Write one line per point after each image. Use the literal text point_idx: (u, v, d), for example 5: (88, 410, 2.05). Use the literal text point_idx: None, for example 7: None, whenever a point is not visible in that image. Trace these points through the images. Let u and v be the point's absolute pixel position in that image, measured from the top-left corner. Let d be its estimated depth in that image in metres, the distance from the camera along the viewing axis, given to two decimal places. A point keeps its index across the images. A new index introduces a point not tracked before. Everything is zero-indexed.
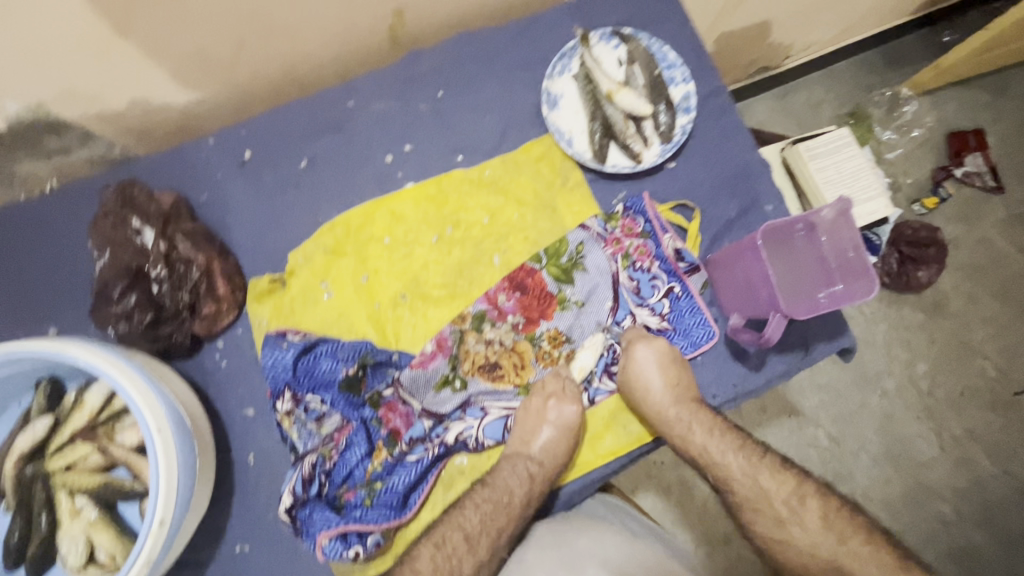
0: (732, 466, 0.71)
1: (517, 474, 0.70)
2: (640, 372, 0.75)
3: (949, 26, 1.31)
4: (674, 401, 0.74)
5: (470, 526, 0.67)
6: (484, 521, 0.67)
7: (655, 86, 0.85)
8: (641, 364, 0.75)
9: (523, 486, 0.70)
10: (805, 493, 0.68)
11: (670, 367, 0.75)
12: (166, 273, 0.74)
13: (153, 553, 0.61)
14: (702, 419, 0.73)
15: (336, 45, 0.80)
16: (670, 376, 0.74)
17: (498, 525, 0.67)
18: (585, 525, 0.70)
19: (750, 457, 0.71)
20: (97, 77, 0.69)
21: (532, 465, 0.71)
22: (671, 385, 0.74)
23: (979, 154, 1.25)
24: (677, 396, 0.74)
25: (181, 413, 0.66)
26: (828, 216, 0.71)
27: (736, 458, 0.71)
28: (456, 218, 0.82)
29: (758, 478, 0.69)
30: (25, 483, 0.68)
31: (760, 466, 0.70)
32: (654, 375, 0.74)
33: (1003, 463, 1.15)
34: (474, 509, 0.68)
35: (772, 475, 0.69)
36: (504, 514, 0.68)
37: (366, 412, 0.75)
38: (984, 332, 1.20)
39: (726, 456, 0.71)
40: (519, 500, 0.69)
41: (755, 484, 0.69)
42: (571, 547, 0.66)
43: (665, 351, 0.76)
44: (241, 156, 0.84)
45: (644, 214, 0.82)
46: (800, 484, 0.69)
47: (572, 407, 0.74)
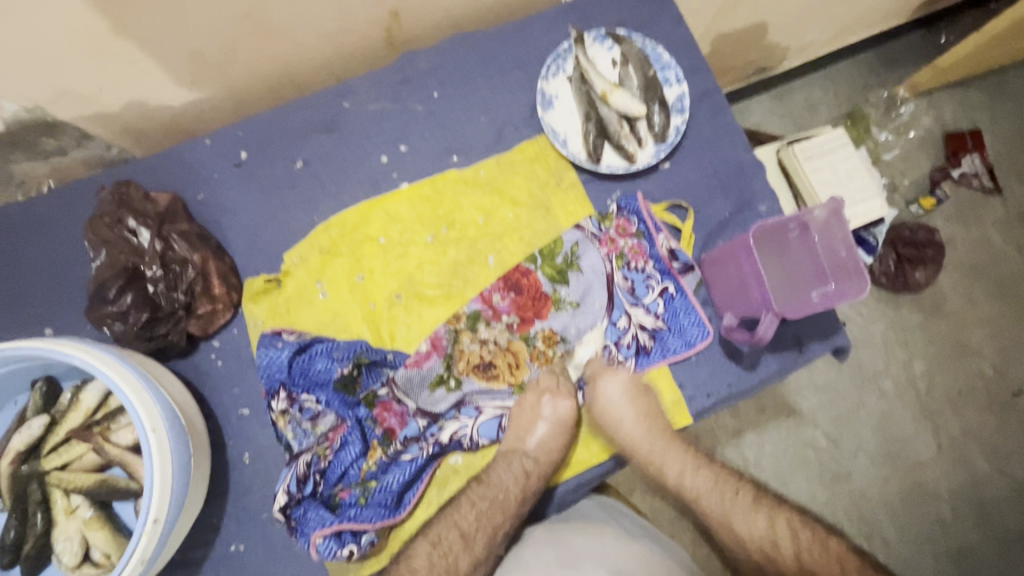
0: (707, 506, 0.70)
1: (513, 471, 0.71)
2: (607, 406, 0.75)
3: (945, 28, 1.31)
4: (647, 435, 0.74)
5: (466, 524, 0.67)
6: (480, 519, 0.67)
7: (649, 87, 0.85)
8: (608, 399, 0.75)
9: (518, 483, 0.70)
10: (778, 530, 0.66)
11: (639, 398, 0.76)
12: (162, 273, 0.74)
13: (147, 551, 0.61)
14: (674, 454, 0.73)
15: (332, 46, 0.80)
16: (640, 407, 0.75)
17: (495, 523, 0.67)
18: (580, 527, 0.70)
19: (724, 496, 0.69)
20: (94, 79, 0.70)
21: (528, 462, 0.71)
22: (641, 415, 0.75)
23: (976, 155, 1.25)
24: (647, 429, 0.74)
25: (176, 412, 0.66)
26: (820, 216, 0.71)
27: (713, 493, 0.70)
28: (451, 218, 0.83)
29: (732, 518, 0.68)
30: (22, 481, 0.68)
31: (735, 506, 0.68)
32: (625, 410, 0.75)
33: (1001, 463, 1.15)
34: (470, 508, 0.68)
35: (745, 516, 0.67)
36: (501, 511, 0.68)
37: (361, 411, 0.76)
38: (982, 332, 1.20)
39: (702, 497, 0.70)
40: (515, 498, 0.69)
41: (728, 530, 0.67)
42: (566, 545, 0.66)
43: (631, 380, 0.76)
44: (237, 157, 0.84)
45: (638, 214, 0.83)
46: (773, 520, 0.67)
47: (566, 402, 0.75)
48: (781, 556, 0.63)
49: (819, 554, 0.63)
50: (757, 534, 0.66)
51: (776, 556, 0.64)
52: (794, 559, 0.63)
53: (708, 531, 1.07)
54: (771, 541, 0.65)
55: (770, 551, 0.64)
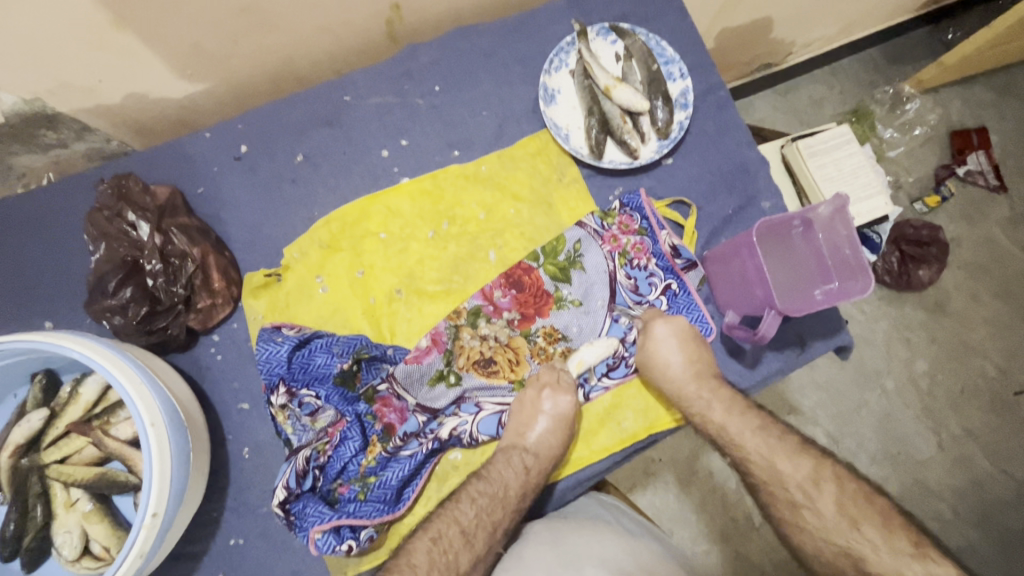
0: (749, 447, 0.68)
1: (513, 467, 0.70)
2: (660, 349, 0.74)
3: (952, 24, 1.30)
4: (694, 379, 0.73)
5: (467, 520, 0.66)
6: (480, 514, 0.67)
7: (653, 81, 0.83)
8: (659, 341, 0.75)
9: (518, 479, 0.70)
10: (823, 475, 0.65)
11: (691, 343, 0.74)
12: (161, 267, 0.72)
13: (146, 546, 0.61)
14: (722, 397, 0.72)
15: (334, 39, 0.80)
16: (689, 352, 0.74)
17: (495, 519, 0.67)
18: (581, 525, 0.70)
19: (769, 440, 0.68)
20: (94, 70, 0.69)
21: (528, 458, 0.71)
22: (691, 359, 0.74)
23: (982, 153, 1.24)
24: (691, 370, 0.73)
25: (175, 407, 0.66)
26: (824, 213, 0.71)
27: (754, 440, 0.68)
28: (452, 214, 0.82)
29: (776, 463, 0.66)
30: (21, 475, 0.68)
31: (776, 446, 0.68)
32: (673, 352, 0.74)
33: (1002, 463, 1.15)
34: (470, 503, 0.67)
35: (791, 458, 0.66)
36: (501, 507, 0.68)
37: (360, 406, 0.75)
38: (986, 331, 1.20)
39: (744, 437, 0.69)
40: (515, 493, 0.69)
41: (770, 469, 0.66)
42: (567, 545, 0.66)
43: (682, 327, 0.75)
44: (237, 150, 0.83)
45: (641, 211, 0.82)
46: (819, 466, 0.65)
47: (567, 397, 0.74)
48: (821, 502, 0.63)
49: (866, 508, 0.61)
50: (799, 477, 0.65)
51: (816, 503, 0.63)
52: (834, 507, 0.62)
53: (707, 528, 1.07)
54: (812, 484, 0.64)
55: (809, 495, 0.64)
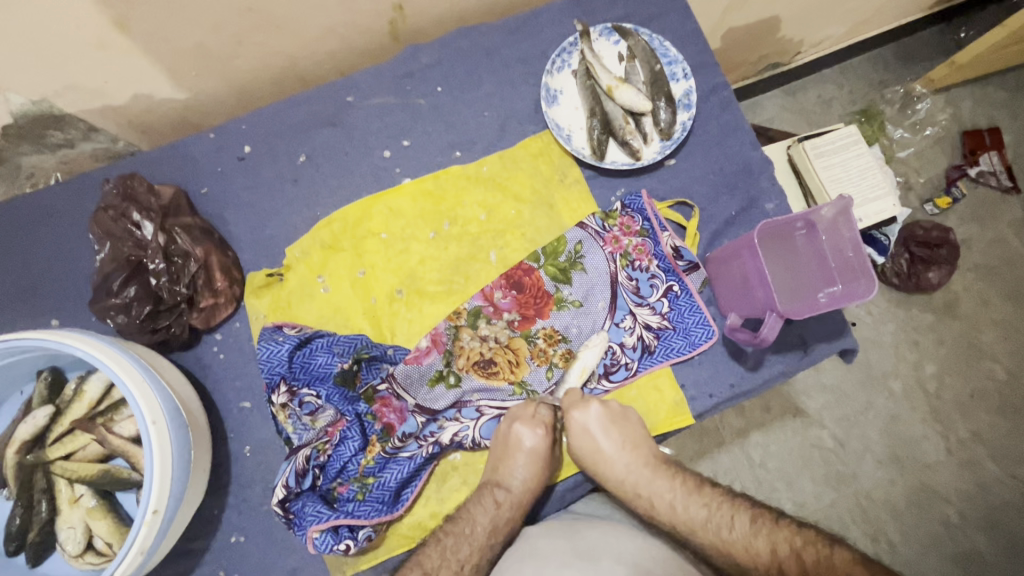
0: (704, 539, 0.65)
1: (483, 505, 0.69)
2: (583, 438, 0.72)
3: (965, 23, 1.28)
4: (632, 464, 0.71)
5: (430, 563, 0.64)
6: (445, 555, 0.65)
7: (656, 82, 0.83)
8: (581, 433, 0.72)
9: (487, 514, 0.68)
10: (762, 526, 0.65)
11: (614, 429, 0.72)
12: (164, 267, 0.73)
13: (147, 542, 0.61)
14: (661, 487, 0.70)
15: (336, 41, 0.80)
16: (617, 436, 0.71)
17: (462, 557, 0.65)
18: (594, 522, 0.69)
19: (718, 516, 0.66)
20: (99, 72, 0.70)
21: (499, 492, 0.70)
22: (620, 446, 0.71)
23: (994, 154, 1.22)
24: (625, 457, 0.71)
25: (176, 404, 0.67)
26: (828, 215, 0.70)
27: (702, 518, 0.67)
28: (453, 214, 0.82)
29: (731, 543, 0.64)
30: (26, 471, 0.69)
31: (718, 514, 0.67)
32: (602, 441, 0.71)
33: (1012, 468, 1.13)
34: (436, 545, 0.66)
35: (727, 520, 0.66)
36: (467, 545, 0.66)
37: (360, 406, 0.75)
38: (996, 333, 1.18)
39: (685, 510, 0.68)
40: (484, 529, 0.67)
41: (712, 539, 0.65)
42: (581, 537, 0.66)
43: (607, 410, 0.73)
44: (240, 151, 0.84)
45: (643, 212, 0.81)
46: (755, 519, 0.66)
47: (540, 431, 0.72)
48: (765, 552, 0.63)
49: (811, 549, 0.61)
50: (746, 547, 0.64)
51: (760, 554, 0.63)
52: (783, 557, 0.62)
53: None
54: (755, 542, 0.64)
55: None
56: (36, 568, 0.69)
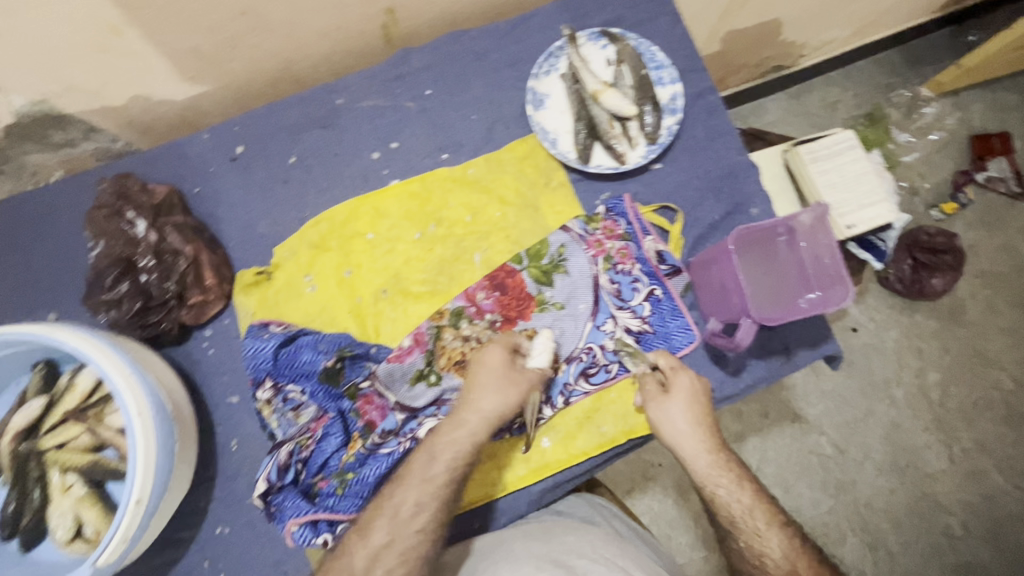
0: (770, 541, 0.65)
1: (428, 442, 0.68)
2: (673, 411, 0.71)
3: (976, 26, 1.26)
4: (709, 452, 0.70)
5: (370, 515, 0.64)
6: (387, 500, 0.65)
7: (642, 87, 0.84)
8: (674, 403, 0.71)
9: (450, 446, 0.67)
10: None
11: (700, 409, 0.71)
12: (155, 263, 0.76)
13: (130, 530, 0.63)
14: (743, 476, 0.69)
15: (327, 44, 0.82)
16: (709, 418, 0.72)
17: (400, 498, 0.64)
18: (570, 526, 0.71)
19: (791, 540, 0.65)
20: (95, 74, 0.72)
21: (462, 424, 0.68)
22: (706, 429, 0.70)
23: (1003, 159, 1.20)
24: (708, 441, 0.70)
25: (163, 397, 0.68)
26: (807, 221, 0.70)
27: (775, 533, 0.66)
28: (439, 216, 0.83)
29: (797, 568, 0.63)
30: (21, 459, 0.72)
31: (797, 551, 0.65)
32: (684, 415, 0.71)
33: (1017, 478, 1.11)
34: (377, 496, 0.66)
35: (808, 567, 0.64)
36: (406, 485, 0.65)
37: (343, 403, 0.77)
38: (1003, 341, 1.16)
39: (767, 531, 0.65)
40: (424, 467, 0.66)
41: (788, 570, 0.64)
42: (557, 542, 0.68)
43: (700, 392, 0.72)
44: (233, 151, 0.86)
45: (625, 216, 0.82)
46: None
47: (493, 351, 0.71)
48: None
49: None
50: None
51: None
52: None
53: (701, 536, 1.06)
54: None
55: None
56: (27, 554, 0.72)
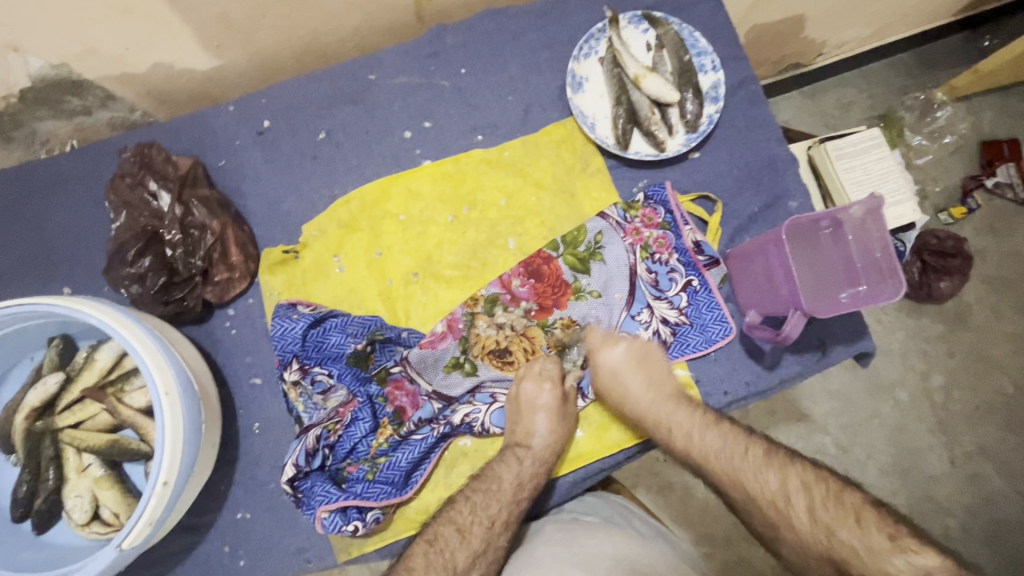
0: (718, 467, 0.66)
1: (506, 462, 0.69)
2: (613, 374, 0.74)
3: (990, 31, 1.26)
4: (652, 402, 0.72)
5: (461, 518, 0.64)
6: (475, 511, 0.65)
7: (684, 73, 0.82)
8: (612, 369, 0.74)
9: (511, 471, 0.68)
10: (792, 486, 0.61)
11: (642, 366, 0.73)
12: (181, 238, 0.72)
13: (156, 513, 0.60)
14: (682, 420, 0.70)
15: (359, 17, 0.79)
16: (645, 374, 0.73)
17: (491, 513, 0.65)
18: (594, 528, 0.68)
19: (734, 457, 0.65)
20: (118, 38, 0.69)
21: (521, 450, 0.70)
22: (648, 383, 0.73)
23: (1012, 164, 1.19)
24: (650, 395, 0.72)
25: (189, 376, 0.66)
26: (856, 214, 0.69)
27: (717, 456, 0.66)
28: (473, 199, 0.81)
29: (743, 482, 0.64)
30: (35, 439, 0.69)
31: (743, 463, 0.65)
32: (626, 376, 0.73)
33: (1017, 482, 1.12)
34: (465, 502, 0.66)
35: (755, 473, 0.63)
36: (496, 500, 0.66)
37: (372, 388, 0.74)
38: (1007, 346, 1.17)
39: (710, 457, 0.67)
40: (509, 486, 0.67)
41: (738, 488, 0.64)
42: (580, 546, 0.65)
43: (635, 349, 0.74)
44: (259, 126, 0.83)
45: (665, 205, 0.80)
46: (786, 476, 0.62)
47: (547, 386, 0.73)
48: (793, 515, 0.60)
49: (834, 509, 0.58)
50: (769, 492, 0.62)
51: (788, 516, 0.60)
52: (806, 514, 0.59)
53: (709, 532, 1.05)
54: (784, 498, 0.61)
55: (782, 511, 0.60)
56: (41, 536, 0.69)
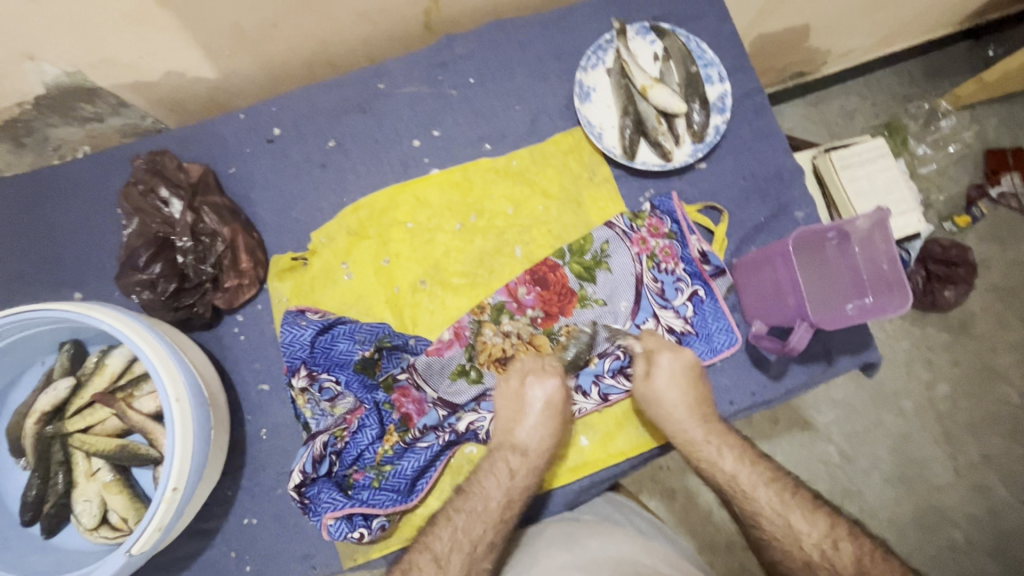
0: (762, 500, 0.65)
1: (495, 476, 0.68)
2: (664, 390, 0.71)
3: (995, 41, 1.26)
4: (698, 424, 0.71)
5: (439, 547, 0.63)
6: (456, 534, 0.64)
7: (691, 84, 0.82)
8: (666, 383, 0.71)
9: (500, 487, 0.67)
10: (840, 534, 0.61)
11: (694, 386, 0.72)
12: (192, 245, 0.73)
13: (166, 518, 0.61)
14: (731, 446, 0.70)
15: (369, 26, 0.80)
16: (697, 393, 0.72)
17: (474, 536, 0.64)
18: (594, 529, 0.69)
19: (782, 495, 0.65)
20: (131, 47, 0.70)
21: (512, 458, 0.69)
22: (696, 404, 0.71)
23: (1017, 174, 1.19)
24: (696, 417, 0.71)
25: (198, 382, 0.66)
26: (862, 226, 0.69)
27: (763, 491, 0.66)
28: (480, 207, 0.82)
29: (791, 521, 0.63)
30: (44, 443, 0.70)
31: (790, 504, 0.64)
32: (676, 394, 0.71)
33: (1021, 492, 1.12)
34: (446, 524, 0.65)
35: (806, 516, 0.63)
36: (480, 523, 0.64)
37: (378, 395, 0.75)
38: (1011, 356, 1.16)
39: (756, 492, 0.66)
40: (496, 506, 0.66)
41: (784, 525, 0.63)
42: (581, 548, 0.65)
43: (689, 366, 0.73)
44: (269, 133, 0.84)
45: (672, 215, 0.81)
46: (834, 524, 0.62)
47: (553, 380, 0.72)
48: (842, 563, 0.59)
49: (883, 563, 0.58)
50: (815, 537, 0.62)
51: (837, 564, 0.59)
52: (854, 563, 0.59)
53: (712, 540, 1.05)
54: (830, 544, 0.61)
55: (829, 556, 0.60)
56: (49, 540, 0.69)
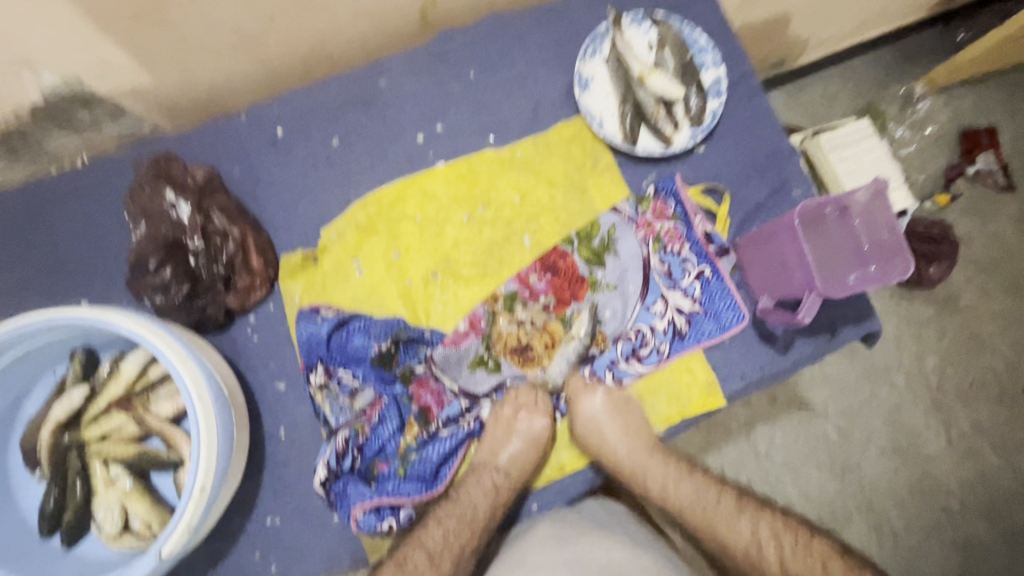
0: (693, 518, 0.70)
1: (481, 486, 0.71)
2: (590, 423, 0.75)
3: (963, 24, 1.30)
4: (628, 453, 0.73)
5: (432, 544, 0.66)
6: (447, 537, 0.66)
7: (686, 70, 0.85)
8: (588, 418, 0.75)
9: (487, 499, 0.70)
10: (763, 534, 0.67)
11: (620, 414, 0.75)
12: (202, 245, 0.73)
13: (194, 520, 0.60)
14: (656, 471, 0.73)
15: (368, 24, 0.80)
16: (622, 424, 0.74)
17: (463, 541, 0.67)
18: (587, 532, 0.68)
19: (711, 501, 0.71)
20: (135, 49, 0.69)
21: (498, 476, 0.71)
22: (624, 433, 0.74)
23: (990, 152, 1.25)
24: (630, 449, 0.74)
25: (219, 382, 0.66)
26: (862, 199, 0.71)
27: (699, 501, 0.71)
28: (487, 198, 0.83)
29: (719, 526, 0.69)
30: (61, 452, 0.69)
31: (718, 511, 0.70)
32: (606, 425, 0.74)
33: (1010, 458, 1.16)
34: (437, 526, 0.67)
35: (729, 519, 0.69)
36: (468, 529, 0.67)
37: (397, 388, 0.76)
38: (995, 326, 1.21)
39: (685, 502, 0.71)
40: (485, 512, 0.69)
41: (714, 531, 0.69)
42: (572, 549, 0.65)
43: (612, 399, 0.76)
44: (273, 133, 0.84)
45: (676, 197, 0.83)
46: (758, 525, 0.68)
47: (543, 420, 0.74)
48: (765, 564, 0.65)
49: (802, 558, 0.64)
50: (743, 540, 0.67)
51: (760, 565, 0.65)
52: (778, 561, 0.65)
53: None
54: (755, 545, 0.66)
55: (753, 556, 0.66)
56: (70, 551, 0.68)
